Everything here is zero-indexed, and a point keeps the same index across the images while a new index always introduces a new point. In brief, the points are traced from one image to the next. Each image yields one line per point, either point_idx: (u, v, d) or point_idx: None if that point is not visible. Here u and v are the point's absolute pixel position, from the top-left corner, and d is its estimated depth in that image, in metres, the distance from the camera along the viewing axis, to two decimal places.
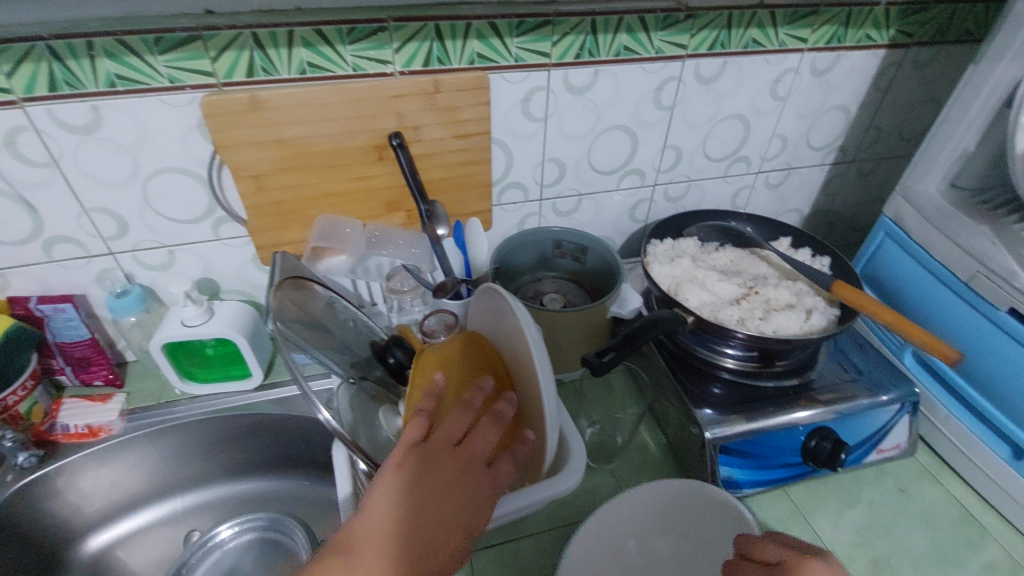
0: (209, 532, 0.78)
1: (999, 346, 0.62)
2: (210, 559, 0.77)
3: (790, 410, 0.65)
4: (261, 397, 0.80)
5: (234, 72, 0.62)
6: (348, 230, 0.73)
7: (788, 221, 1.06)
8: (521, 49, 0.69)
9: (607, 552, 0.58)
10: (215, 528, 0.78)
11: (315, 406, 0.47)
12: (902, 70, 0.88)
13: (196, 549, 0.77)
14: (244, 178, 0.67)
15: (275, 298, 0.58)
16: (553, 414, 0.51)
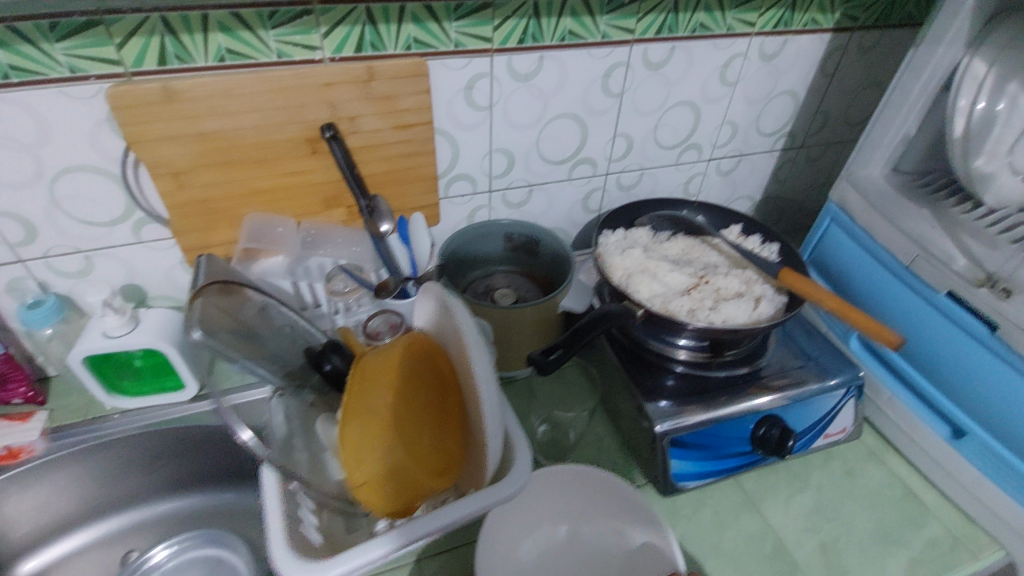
0: (144, 555, 0.77)
1: (939, 329, 0.64)
2: None
3: (739, 400, 0.65)
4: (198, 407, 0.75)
5: (144, 61, 0.57)
6: (281, 229, 0.70)
7: (740, 208, 1.07)
8: (461, 34, 0.66)
9: (531, 523, 0.61)
10: (149, 551, 0.77)
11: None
12: (848, 54, 0.89)
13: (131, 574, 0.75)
14: (162, 176, 0.62)
15: (196, 306, 0.54)
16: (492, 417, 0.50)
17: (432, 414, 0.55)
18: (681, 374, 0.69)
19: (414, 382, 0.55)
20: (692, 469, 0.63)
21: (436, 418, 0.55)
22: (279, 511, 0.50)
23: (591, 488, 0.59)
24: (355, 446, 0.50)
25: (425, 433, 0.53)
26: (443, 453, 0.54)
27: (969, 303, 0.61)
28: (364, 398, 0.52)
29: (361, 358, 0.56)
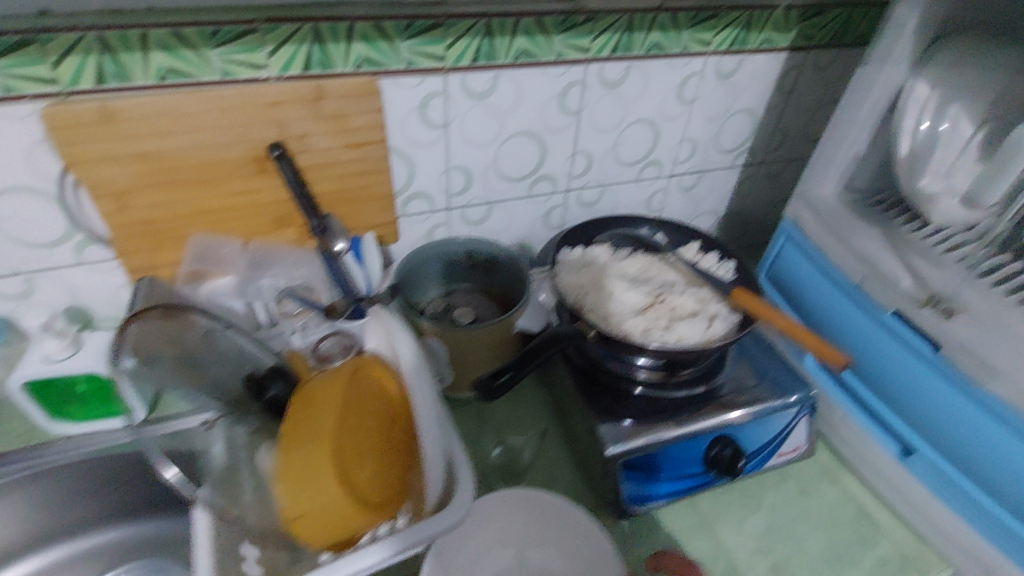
0: None
1: (885, 347, 0.65)
2: None
3: (693, 421, 0.65)
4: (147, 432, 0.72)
5: (81, 80, 0.55)
6: (226, 251, 0.69)
7: (703, 223, 1.08)
8: (414, 53, 0.66)
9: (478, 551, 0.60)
10: None
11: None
12: (803, 73, 0.90)
13: None
14: (103, 197, 0.61)
15: (128, 333, 0.55)
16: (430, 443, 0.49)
17: (377, 440, 0.53)
18: (636, 395, 0.69)
19: (359, 408, 0.54)
20: (641, 491, 0.64)
21: (382, 444, 0.54)
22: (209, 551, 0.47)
23: (536, 513, 0.59)
24: (293, 477, 0.49)
25: (370, 460, 0.52)
26: (389, 480, 0.53)
27: (912, 324, 0.62)
28: (304, 428, 0.52)
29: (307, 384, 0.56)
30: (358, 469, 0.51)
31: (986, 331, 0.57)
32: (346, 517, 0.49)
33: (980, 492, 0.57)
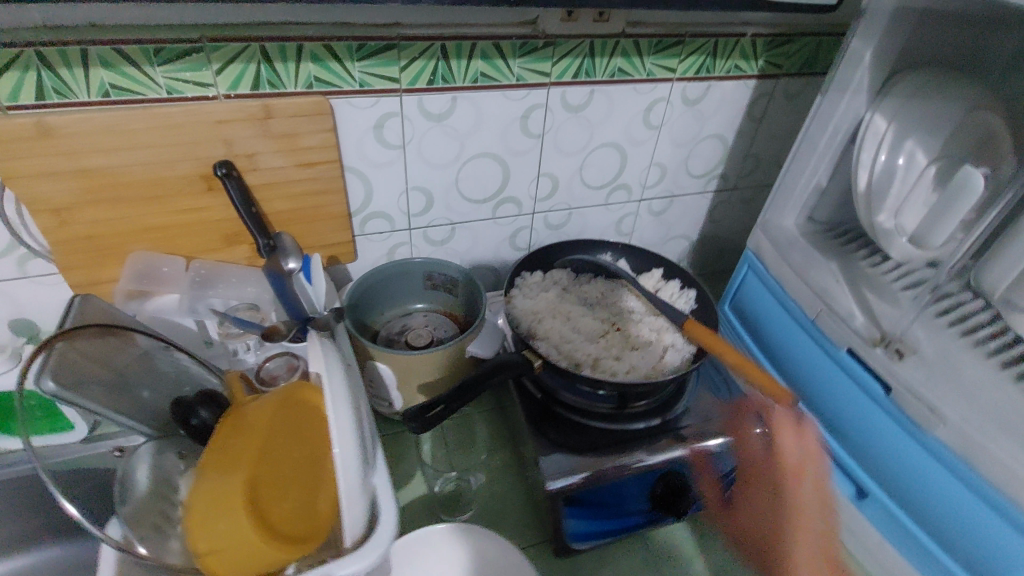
0: None
1: (841, 388, 0.65)
2: None
3: (647, 457, 0.65)
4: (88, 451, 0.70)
5: (20, 94, 0.54)
6: (167, 269, 0.67)
7: (676, 247, 1.07)
8: (365, 73, 0.65)
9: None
10: None
11: (58, 500, 0.45)
12: (773, 101, 0.89)
13: None
14: (42, 213, 0.60)
15: (53, 352, 0.54)
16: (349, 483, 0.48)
17: (300, 476, 0.52)
18: (588, 425, 0.69)
19: (284, 443, 0.52)
20: (582, 527, 0.65)
21: (305, 479, 0.52)
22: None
23: (474, 543, 0.61)
24: (205, 514, 0.48)
25: (290, 496, 0.51)
26: (309, 515, 0.52)
27: (864, 361, 0.62)
28: (223, 463, 0.50)
29: (240, 408, 0.55)
30: (275, 507, 0.50)
31: (936, 374, 0.57)
32: (253, 554, 0.48)
33: (929, 538, 0.57)
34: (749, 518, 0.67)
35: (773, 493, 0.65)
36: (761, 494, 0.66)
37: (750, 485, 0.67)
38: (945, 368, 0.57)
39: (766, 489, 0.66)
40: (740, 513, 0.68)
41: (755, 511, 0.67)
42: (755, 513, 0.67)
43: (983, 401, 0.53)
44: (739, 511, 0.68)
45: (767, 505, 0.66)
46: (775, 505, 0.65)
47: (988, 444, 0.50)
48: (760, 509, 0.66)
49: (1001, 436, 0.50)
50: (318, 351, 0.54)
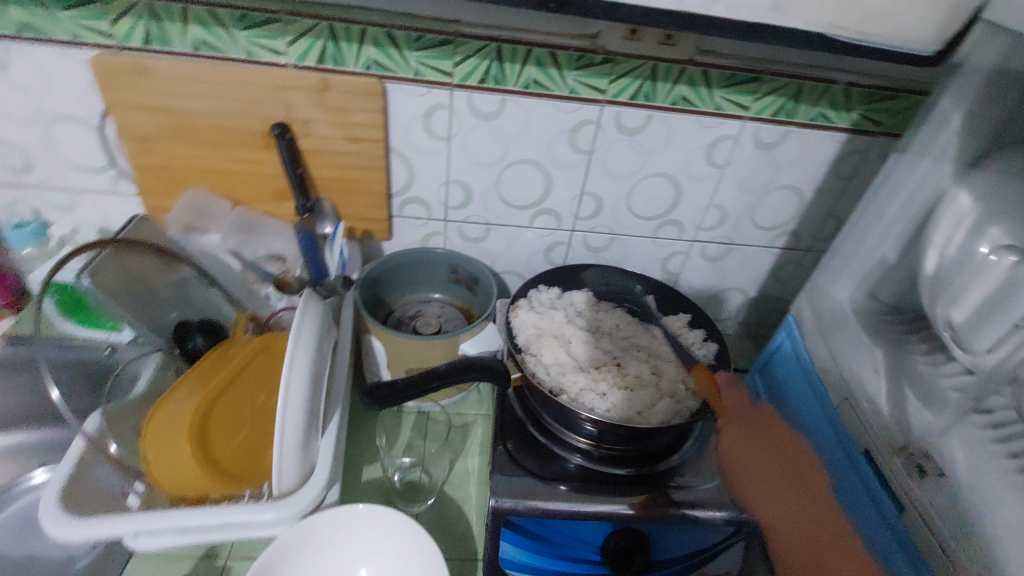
0: (23, 475, 0.80)
1: (852, 498, 0.55)
2: (23, 500, 0.78)
3: (605, 503, 0.60)
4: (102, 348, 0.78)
5: (131, 38, 0.64)
6: (214, 208, 0.76)
7: (730, 299, 0.99)
8: (421, 64, 0.68)
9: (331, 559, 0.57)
10: (29, 473, 0.80)
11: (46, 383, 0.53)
12: (867, 160, 0.79)
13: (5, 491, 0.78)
14: (132, 139, 0.70)
15: (98, 257, 0.64)
16: (292, 437, 0.52)
17: (251, 418, 0.58)
18: (555, 453, 0.66)
19: (246, 384, 0.59)
20: (520, 557, 0.61)
21: (256, 422, 0.58)
22: (68, 476, 0.52)
23: (400, 537, 0.58)
24: (159, 426, 0.54)
25: (237, 434, 0.56)
26: (249, 458, 0.56)
27: (882, 472, 0.53)
28: (192, 388, 0.56)
29: (228, 346, 0.62)
30: (221, 438, 0.55)
31: (961, 508, 0.47)
32: (189, 474, 0.52)
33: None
34: (740, 459, 0.64)
35: (751, 438, 0.66)
36: (739, 437, 0.66)
37: (729, 428, 0.67)
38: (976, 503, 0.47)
39: (776, 478, 0.62)
40: (732, 449, 0.66)
41: (740, 459, 0.64)
42: (746, 445, 0.65)
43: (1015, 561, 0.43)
44: (731, 459, 0.65)
45: (757, 472, 0.63)
46: (758, 442, 0.66)
47: None
48: (750, 446, 0.65)
49: None
50: (303, 306, 0.57)
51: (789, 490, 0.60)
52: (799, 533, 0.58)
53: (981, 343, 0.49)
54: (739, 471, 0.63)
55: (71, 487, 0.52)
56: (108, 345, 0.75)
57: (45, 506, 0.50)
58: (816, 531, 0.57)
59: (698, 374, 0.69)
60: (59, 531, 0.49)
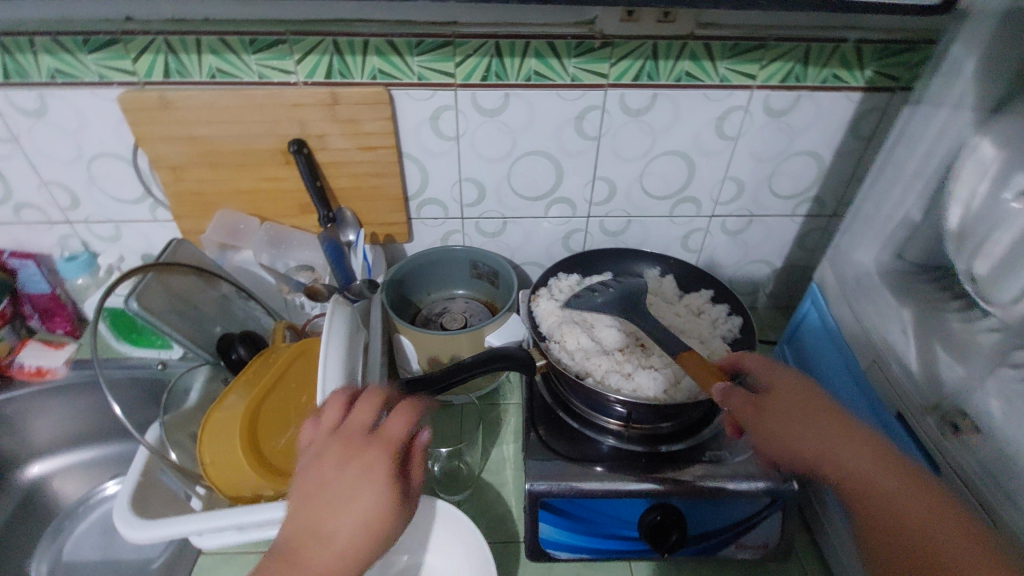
0: (98, 487, 0.87)
1: None
2: (99, 510, 0.85)
3: (638, 481, 0.61)
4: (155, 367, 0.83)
5: (153, 73, 0.68)
6: (244, 226, 0.80)
7: (756, 272, 0.97)
8: (423, 68, 0.70)
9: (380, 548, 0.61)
10: (103, 484, 0.87)
11: (108, 400, 0.59)
12: (887, 117, 0.77)
13: (85, 501, 0.86)
14: (163, 169, 0.74)
15: (143, 280, 0.67)
16: None
17: (296, 417, 0.61)
18: (587, 435, 0.67)
19: (290, 385, 0.62)
20: (556, 536, 0.63)
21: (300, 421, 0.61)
22: (137, 482, 0.57)
23: (444, 523, 0.62)
24: (215, 430, 0.58)
25: (285, 433, 0.59)
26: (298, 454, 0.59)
27: (917, 435, 0.52)
28: (241, 392, 0.61)
29: (268, 352, 0.67)
30: (269, 437, 0.58)
31: (1001, 463, 0.46)
32: (243, 471, 0.56)
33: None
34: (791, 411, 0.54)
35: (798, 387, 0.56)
36: (789, 389, 0.56)
37: (770, 397, 0.56)
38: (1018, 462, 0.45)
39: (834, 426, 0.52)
40: (782, 417, 0.54)
41: (790, 424, 0.54)
42: (791, 405, 0.55)
43: None
44: (780, 418, 0.54)
45: (811, 435, 0.52)
46: (801, 394, 0.55)
47: None
48: (800, 400, 0.55)
49: None
50: (329, 308, 0.60)
51: (853, 448, 0.50)
52: (884, 500, 0.47)
53: (1006, 295, 0.50)
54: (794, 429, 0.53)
55: (138, 491, 0.57)
56: (159, 361, 0.81)
57: (117, 509, 0.54)
58: (913, 494, 0.47)
59: (721, 349, 0.70)
60: (131, 532, 0.53)
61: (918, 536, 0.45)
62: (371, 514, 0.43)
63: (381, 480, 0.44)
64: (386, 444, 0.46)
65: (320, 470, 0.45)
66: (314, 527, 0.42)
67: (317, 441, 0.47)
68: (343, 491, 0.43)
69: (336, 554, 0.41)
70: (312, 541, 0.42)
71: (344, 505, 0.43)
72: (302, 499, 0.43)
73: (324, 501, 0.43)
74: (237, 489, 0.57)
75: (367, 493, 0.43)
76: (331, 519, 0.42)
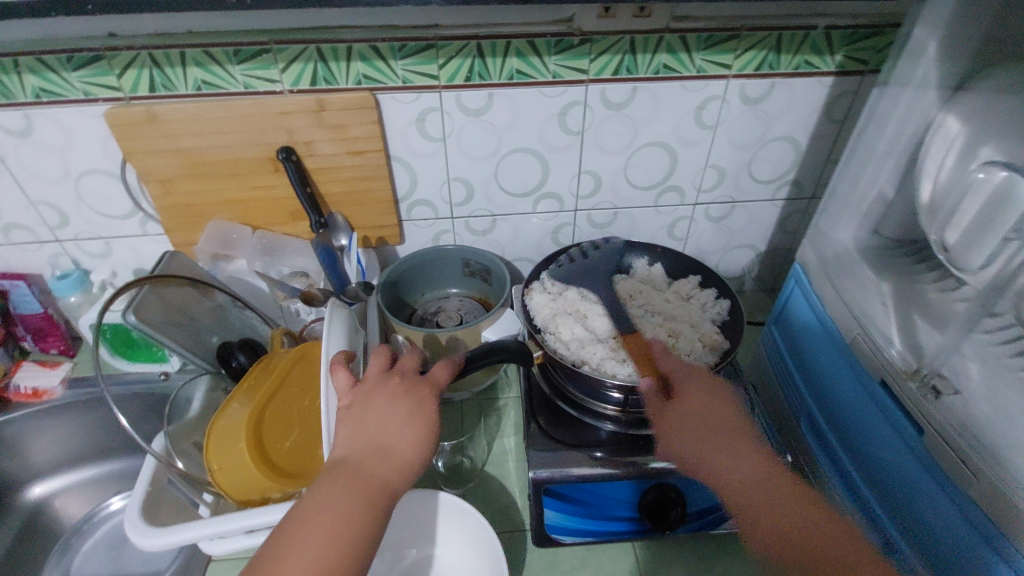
0: (103, 503, 0.87)
1: (878, 430, 0.56)
2: (105, 527, 0.85)
3: (638, 462, 0.62)
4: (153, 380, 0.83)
5: (138, 88, 0.69)
6: (237, 235, 0.81)
7: (741, 256, 1.00)
8: (407, 71, 0.71)
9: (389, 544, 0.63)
10: (108, 500, 0.87)
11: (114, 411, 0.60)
12: (859, 99, 0.79)
13: (90, 518, 0.86)
14: (153, 182, 0.75)
15: (139, 293, 0.68)
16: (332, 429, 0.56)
17: (300, 419, 0.62)
18: (586, 422, 0.68)
19: (292, 388, 0.63)
20: (562, 521, 0.64)
21: (304, 423, 0.62)
22: (146, 491, 0.57)
23: (452, 515, 0.64)
24: (220, 436, 0.59)
25: (290, 436, 0.61)
26: (303, 456, 0.61)
27: (897, 396, 0.54)
28: (244, 398, 0.62)
29: (268, 358, 0.67)
30: (274, 441, 0.59)
31: (980, 420, 0.48)
32: (251, 475, 0.57)
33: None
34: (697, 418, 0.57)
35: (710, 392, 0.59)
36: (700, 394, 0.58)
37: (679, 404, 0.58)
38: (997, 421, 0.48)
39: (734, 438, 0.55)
40: (684, 422, 0.57)
41: (694, 431, 0.56)
42: (701, 411, 0.57)
43: None
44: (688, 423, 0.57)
45: (709, 441, 0.55)
46: (710, 403, 0.58)
47: None
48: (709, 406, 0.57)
49: None
50: (328, 311, 0.61)
51: (742, 456, 0.53)
52: (766, 504, 0.50)
53: (974, 260, 0.51)
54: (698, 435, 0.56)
55: (148, 500, 0.57)
56: (161, 373, 0.81)
57: (129, 518, 0.55)
58: (791, 505, 0.49)
59: (712, 331, 0.72)
60: (143, 540, 0.54)
61: (799, 541, 0.47)
62: (424, 438, 0.50)
63: (431, 414, 0.51)
64: (433, 386, 0.53)
65: (376, 402, 0.51)
66: (375, 446, 0.48)
67: (367, 381, 0.53)
68: (401, 418, 0.49)
69: (395, 469, 0.48)
70: (375, 455, 0.48)
71: (402, 430, 0.49)
72: (363, 425, 0.49)
73: (384, 425, 0.49)
74: (244, 492, 0.57)
75: (422, 422, 0.50)
76: (392, 440, 0.49)
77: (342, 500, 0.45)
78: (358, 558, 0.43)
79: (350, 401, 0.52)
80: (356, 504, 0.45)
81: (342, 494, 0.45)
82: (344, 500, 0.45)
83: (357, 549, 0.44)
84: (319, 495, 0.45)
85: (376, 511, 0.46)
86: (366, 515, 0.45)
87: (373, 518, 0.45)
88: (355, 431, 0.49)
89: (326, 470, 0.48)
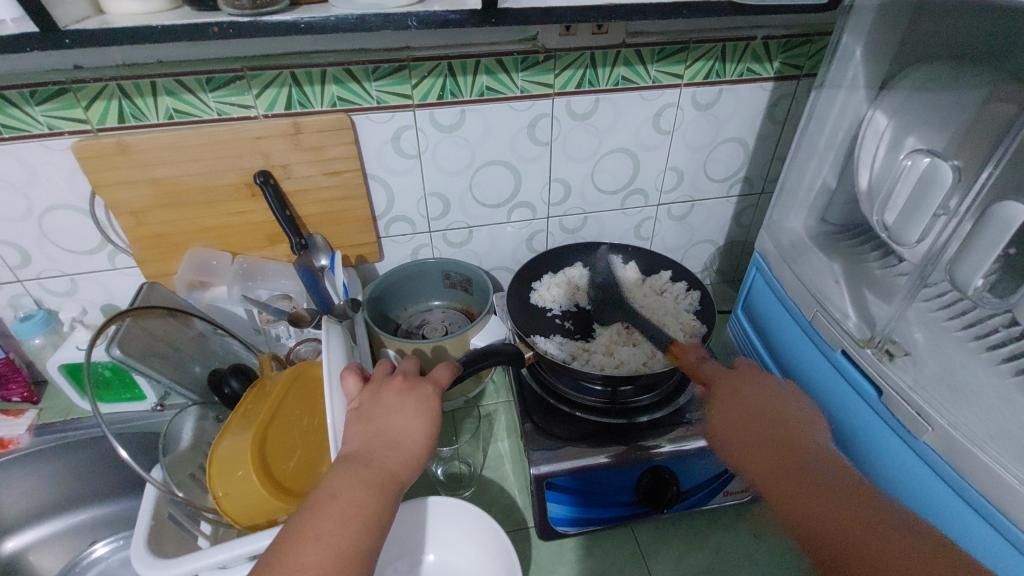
0: (85, 551, 0.83)
1: (840, 391, 0.62)
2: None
3: (633, 449, 0.65)
4: (132, 418, 0.80)
5: (106, 120, 0.68)
6: (216, 262, 0.80)
7: (702, 251, 1.07)
8: (381, 92, 0.73)
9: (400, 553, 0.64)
10: (91, 546, 0.83)
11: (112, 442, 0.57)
12: (797, 101, 0.87)
13: (73, 567, 0.82)
14: (124, 214, 0.74)
15: (121, 328, 0.66)
16: None
17: (302, 439, 0.63)
18: (576, 416, 0.71)
19: (291, 410, 0.64)
20: (564, 513, 0.67)
21: (307, 442, 0.63)
22: (149, 524, 0.57)
23: (459, 517, 0.65)
24: (223, 464, 0.58)
25: (294, 456, 0.61)
26: (309, 474, 0.61)
27: (856, 361, 0.59)
28: (242, 425, 0.61)
29: (260, 382, 0.67)
30: (279, 462, 0.60)
31: (928, 375, 0.54)
32: (259, 498, 0.57)
33: None
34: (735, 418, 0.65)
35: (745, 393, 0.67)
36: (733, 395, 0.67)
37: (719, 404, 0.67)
38: (941, 373, 0.54)
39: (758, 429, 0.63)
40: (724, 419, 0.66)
41: (733, 429, 0.65)
42: (736, 404, 0.66)
43: (982, 408, 0.50)
44: (727, 423, 0.65)
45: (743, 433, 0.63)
46: (747, 404, 0.66)
47: (976, 452, 0.47)
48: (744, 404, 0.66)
49: (991, 442, 0.47)
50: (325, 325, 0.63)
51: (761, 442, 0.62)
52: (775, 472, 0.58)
53: (911, 236, 0.56)
54: (734, 433, 0.64)
55: (147, 535, 0.56)
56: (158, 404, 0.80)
57: (135, 553, 0.54)
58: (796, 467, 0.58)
59: (690, 321, 0.77)
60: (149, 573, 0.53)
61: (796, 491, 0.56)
62: (431, 433, 0.52)
63: (434, 411, 0.53)
64: (435, 385, 0.56)
65: (384, 401, 0.53)
66: (385, 438, 0.50)
67: (374, 383, 0.55)
68: (410, 412, 0.52)
69: (403, 461, 0.49)
70: (385, 447, 0.49)
71: (410, 424, 0.51)
72: (372, 422, 0.51)
73: (392, 420, 0.51)
74: (254, 514, 0.57)
75: (428, 418, 0.52)
76: (400, 434, 0.51)
77: (356, 488, 0.46)
78: (370, 544, 0.44)
79: (358, 403, 0.53)
80: (368, 493, 0.46)
81: (354, 483, 0.46)
82: (356, 488, 0.46)
83: (370, 536, 0.44)
84: (333, 483, 0.46)
85: (388, 497, 0.47)
86: (377, 502, 0.46)
87: (384, 505, 0.46)
88: (364, 427, 0.50)
89: (336, 463, 0.48)
